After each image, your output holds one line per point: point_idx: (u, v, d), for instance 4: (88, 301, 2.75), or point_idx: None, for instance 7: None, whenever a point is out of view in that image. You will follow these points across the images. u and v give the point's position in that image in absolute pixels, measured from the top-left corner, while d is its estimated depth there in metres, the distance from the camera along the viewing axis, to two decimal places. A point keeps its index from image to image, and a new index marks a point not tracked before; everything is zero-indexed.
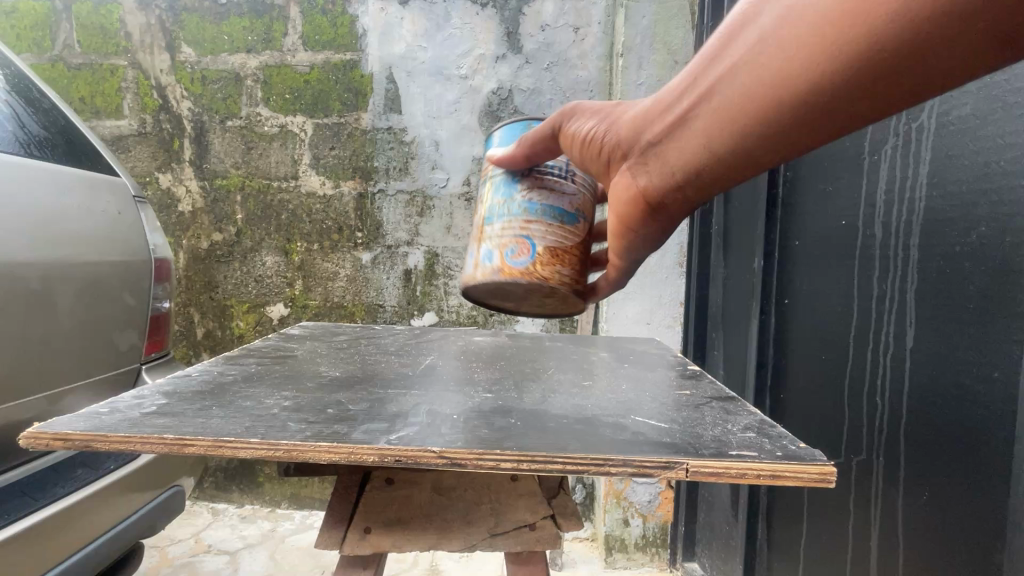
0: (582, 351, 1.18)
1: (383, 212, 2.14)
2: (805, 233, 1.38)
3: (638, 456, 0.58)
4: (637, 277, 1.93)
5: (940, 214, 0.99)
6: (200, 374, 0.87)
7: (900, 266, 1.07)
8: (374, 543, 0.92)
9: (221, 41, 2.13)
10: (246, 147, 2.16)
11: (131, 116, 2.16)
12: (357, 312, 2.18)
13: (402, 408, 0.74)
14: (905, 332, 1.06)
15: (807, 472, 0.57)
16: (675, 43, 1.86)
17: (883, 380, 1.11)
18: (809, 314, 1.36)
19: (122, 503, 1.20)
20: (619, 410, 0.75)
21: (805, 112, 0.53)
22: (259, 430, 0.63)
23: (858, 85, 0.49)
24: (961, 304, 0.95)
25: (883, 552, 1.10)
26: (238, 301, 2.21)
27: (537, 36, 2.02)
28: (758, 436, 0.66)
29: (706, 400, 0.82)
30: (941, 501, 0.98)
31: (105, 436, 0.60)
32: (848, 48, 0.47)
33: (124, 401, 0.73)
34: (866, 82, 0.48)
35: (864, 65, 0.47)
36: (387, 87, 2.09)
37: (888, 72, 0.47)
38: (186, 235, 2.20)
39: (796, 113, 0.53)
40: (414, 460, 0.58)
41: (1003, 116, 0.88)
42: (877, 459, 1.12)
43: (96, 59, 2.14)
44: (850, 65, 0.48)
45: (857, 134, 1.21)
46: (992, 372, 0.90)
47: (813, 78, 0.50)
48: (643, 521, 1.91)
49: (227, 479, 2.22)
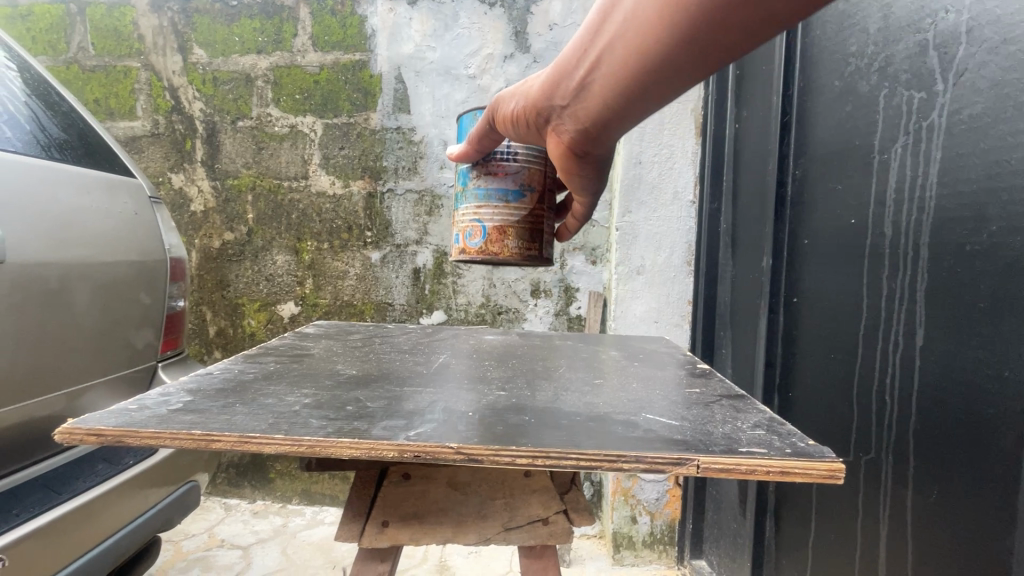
0: (591, 349, 1.20)
1: (392, 212, 2.16)
2: (814, 233, 1.38)
3: (650, 453, 0.59)
4: (646, 276, 1.94)
5: (951, 214, 0.99)
6: (222, 372, 0.89)
7: (910, 265, 1.08)
8: (392, 536, 0.93)
9: (232, 42, 2.16)
10: (257, 147, 2.18)
11: (144, 117, 2.19)
12: (366, 310, 2.20)
13: (418, 405, 0.75)
14: (915, 331, 1.06)
15: (815, 468, 0.58)
16: None
17: (892, 379, 1.11)
18: (818, 312, 1.37)
19: (140, 498, 1.23)
20: (630, 408, 0.76)
21: (664, 72, 0.60)
22: (283, 427, 0.64)
23: (700, 55, 0.56)
24: (972, 303, 0.95)
25: (892, 550, 1.10)
26: (250, 300, 2.23)
27: (545, 36, 2.03)
28: (767, 434, 0.67)
29: (715, 398, 0.83)
30: (950, 500, 0.98)
31: (136, 432, 0.62)
32: (685, 24, 0.54)
33: (151, 398, 0.75)
34: (701, 50, 0.56)
35: (696, 45, 0.56)
36: (396, 87, 2.11)
37: (716, 41, 0.54)
38: (198, 234, 2.23)
39: (659, 75, 0.61)
40: (433, 457, 0.60)
41: (1014, 114, 0.88)
42: (886, 458, 1.12)
43: (110, 61, 2.18)
44: (688, 37, 0.55)
45: (868, 132, 1.21)
46: (1001, 370, 0.90)
47: (662, 57, 0.59)
48: (651, 519, 1.92)
49: (239, 476, 2.26)
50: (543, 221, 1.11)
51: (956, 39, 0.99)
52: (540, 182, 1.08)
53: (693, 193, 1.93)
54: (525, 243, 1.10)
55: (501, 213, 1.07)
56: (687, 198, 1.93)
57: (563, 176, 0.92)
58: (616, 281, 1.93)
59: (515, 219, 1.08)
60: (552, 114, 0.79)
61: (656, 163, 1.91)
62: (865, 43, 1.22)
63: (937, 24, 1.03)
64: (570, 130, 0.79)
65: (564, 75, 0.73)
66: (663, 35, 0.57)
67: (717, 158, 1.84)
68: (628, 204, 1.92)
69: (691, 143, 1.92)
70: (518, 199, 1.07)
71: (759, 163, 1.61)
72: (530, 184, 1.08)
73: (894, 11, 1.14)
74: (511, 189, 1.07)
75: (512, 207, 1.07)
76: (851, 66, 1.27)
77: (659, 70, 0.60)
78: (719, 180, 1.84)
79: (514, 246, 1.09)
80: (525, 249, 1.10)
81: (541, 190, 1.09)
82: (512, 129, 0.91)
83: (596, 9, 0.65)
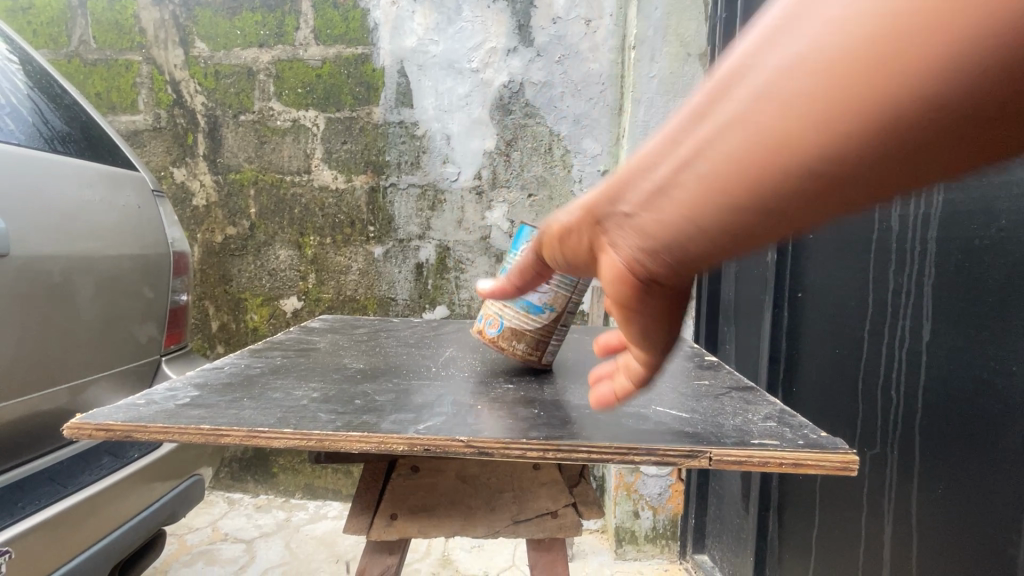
0: (598, 343, 1.19)
1: (395, 206, 2.15)
2: (820, 228, 1.38)
3: (661, 445, 0.59)
4: None
5: (959, 208, 0.99)
6: (230, 366, 0.89)
7: (917, 260, 1.07)
8: (400, 529, 0.94)
9: (234, 36, 2.14)
10: (259, 142, 2.18)
11: (146, 111, 2.18)
12: (369, 305, 2.20)
13: (426, 398, 0.75)
14: (922, 326, 1.06)
15: (828, 459, 0.57)
16: (688, 35, 1.87)
17: (898, 374, 1.11)
18: (824, 308, 1.36)
19: (145, 491, 1.23)
20: (640, 401, 0.76)
21: (782, 233, 0.33)
22: (292, 421, 0.64)
23: (869, 191, 0.29)
24: (980, 298, 0.94)
25: (897, 545, 1.10)
26: (253, 295, 2.23)
27: (548, 29, 2.01)
28: (779, 426, 0.67)
29: (725, 390, 0.82)
30: (956, 496, 0.98)
31: (146, 427, 0.62)
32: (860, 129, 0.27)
33: (159, 393, 0.75)
34: (884, 162, 0.28)
35: (869, 170, 0.29)
36: (399, 81, 2.10)
37: (901, 178, 0.29)
38: (200, 229, 2.23)
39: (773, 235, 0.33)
40: (444, 450, 0.60)
41: None
42: (891, 452, 1.12)
43: (111, 54, 2.16)
44: (864, 141, 0.28)
45: None
46: (1009, 365, 0.89)
47: (805, 174, 0.29)
48: (654, 514, 1.92)
49: (243, 470, 2.26)
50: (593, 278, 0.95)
51: None
52: (568, 299, 0.90)
53: None
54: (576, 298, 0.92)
55: (515, 316, 0.90)
56: None
57: (617, 388, 0.55)
58: None
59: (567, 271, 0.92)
60: (600, 245, 0.40)
61: None
62: None
63: None
64: (626, 300, 0.40)
65: (633, 180, 0.36)
66: (811, 144, 0.28)
67: None
68: None
69: None
70: (534, 314, 0.89)
71: None
72: (555, 301, 0.89)
73: None
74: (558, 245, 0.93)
75: (522, 329, 0.90)
76: None
77: (775, 225, 0.32)
78: None
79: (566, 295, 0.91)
80: (523, 360, 0.92)
81: (567, 302, 0.90)
82: (553, 263, 0.47)
83: (704, 88, 0.32)
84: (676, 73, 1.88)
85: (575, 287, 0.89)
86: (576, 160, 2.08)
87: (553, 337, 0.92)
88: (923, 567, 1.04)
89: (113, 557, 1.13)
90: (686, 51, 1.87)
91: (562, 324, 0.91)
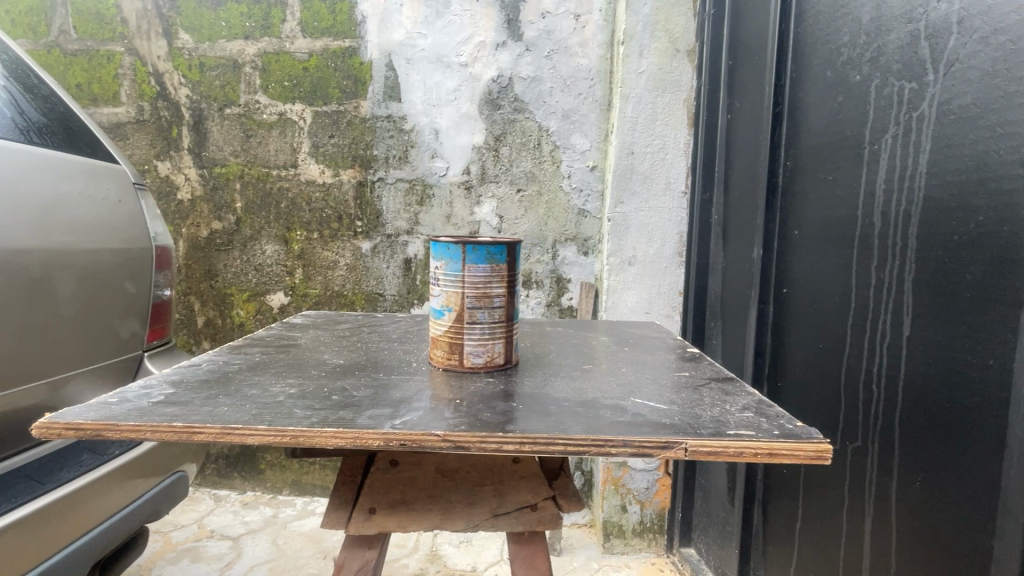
0: (582, 336, 1.19)
1: (383, 201, 2.14)
2: (804, 223, 1.39)
3: (637, 437, 0.59)
4: (637, 267, 1.94)
5: (939, 204, 1.00)
6: (207, 363, 0.88)
7: (898, 256, 1.08)
8: (379, 523, 0.93)
9: (219, 27, 2.11)
10: (245, 135, 2.15)
11: (128, 103, 2.14)
12: (357, 300, 2.19)
13: (405, 393, 0.75)
14: (902, 322, 1.07)
15: (802, 450, 0.58)
16: (677, 30, 1.87)
17: (879, 368, 1.12)
18: (808, 303, 1.37)
19: (129, 487, 1.22)
20: (619, 393, 0.76)
21: None
22: (267, 417, 0.64)
23: None
24: (959, 293, 0.96)
25: (877, 537, 1.11)
26: (239, 290, 2.21)
27: (537, 24, 2.01)
28: (755, 416, 0.68)
29: (705, 381, 0.83)
30: (934, 488, 1.00)
31: (116, 425, 0.61)
32: None
33: (132, 390, 0.74)
34: None
35: None
36: (387, 75, 2.08)
37: None
38: (185, 224, 2.19)
39: None
40: (419, 445, 0.60)
41: (1004, 105, 0.89)
42: (872, 446, 1.14)
43: (92, 45, 2.12)
44: None
45: (859, 122, 1.21)
46: (986, 360, 0.91)
47: None
48: (641, 508, 1.94)
49: (229, 467, 2.24)
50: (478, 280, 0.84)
51: (947, 29, 0.99)
52: (462, 294, 0.85)
53: (685, 183, 1.93)
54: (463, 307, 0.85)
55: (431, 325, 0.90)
56: (679, 188, 1.93)
57: None
58: (608, 272, 1.95)
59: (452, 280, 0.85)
60: None
61: (648, 153, 1.91)
62: (857, 33, 1.22)
63: (928, 13, 1.03)
64: None
65: None
66: None
67: (709, 149, 1.83)
68: (620, 194, 1.92)
69: (683, 134, 1.91)
70: (439, 318, 0.87)
71: (750, 154, 1.61)
72: (450, 301, 0.85)
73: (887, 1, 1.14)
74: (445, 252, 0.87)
75: (434, 335, 0.89)
76: (843, 56, 1.27)
77: None
78: (710, 171, 1.84)
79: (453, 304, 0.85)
80: (445, 365, 0.88)
81: (463, 298, 0.85)
82: None
83: None
84: (664, 69, 1.88)
85: (463, 282, 0.85)
86: (565, 156, 2.08)
87: (464, 336, 0.86)
88: (901, 558, 1.06)
89: (91, 556, 1.11)
90: (675, 47, 1.87)
91: (470, 322, 0.85)
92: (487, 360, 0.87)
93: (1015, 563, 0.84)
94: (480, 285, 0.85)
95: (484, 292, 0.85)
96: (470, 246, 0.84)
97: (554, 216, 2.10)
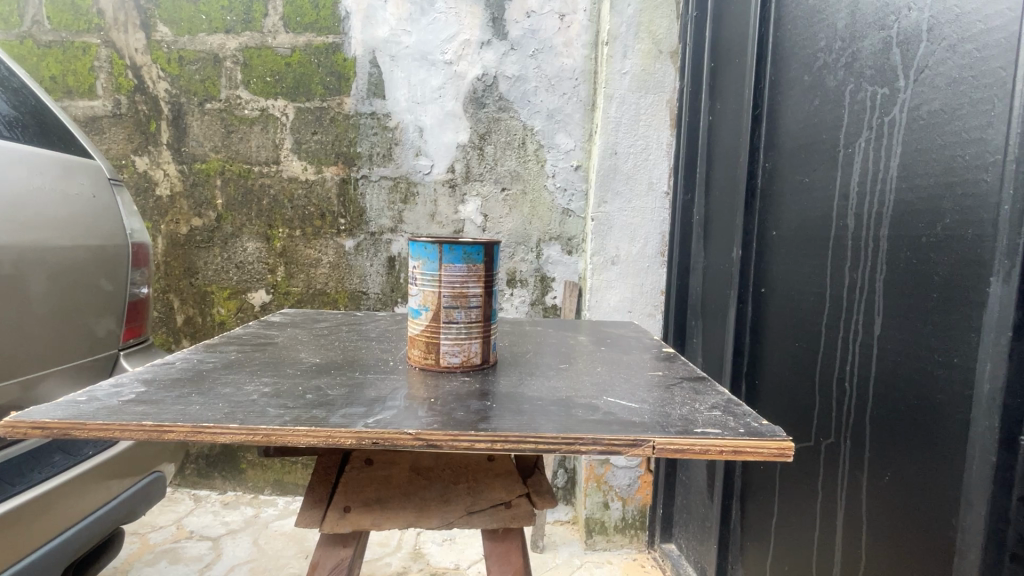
0: (562, 336, 1.20)
1: (367, 199, 2.13)
2: (782, 224, 1.41)
3: (607, 435, 0.60)
4: (620, 266, 1.97)
5: (908, 207, 1.03)
6: (181, 362, 0.87)
7: (870, 257, 1.11)
8: (353, 521, 0.94)
9: (199, 21, 2.08)
10: (226, 131, 2.12)
11: (104, 96, 2.10)
12: (340, 298, 2.17)
13: (380, 392, 0.75)
14: (873, 321, 1.10)
15: (766, 447, 0.60)
16: (660, 32, 1.89)
17: (852, 366, 1.15)
18: (784, 303, 1.40)
19: (103, 489, 1.20)
20: (593, 392, 0.77)
21: None
22: (239, 416, 0.64)
23: None
24: (926, 293, 0.98)
25: (848, 531, 1.14)
26: (219, 288, 2.18)
27: (522, 23, 2.01)
28: (723, 414, 0.69)
29: (677, 380, 0.85)
30: (902, 483, 1.02)
31: (84, 424, 0.61)
32: None
33: (102, 389, 0.73)
34: None
35: None
36: (371, 71, 2.07)
37: None
38: (164, 220, 2.16)
39: None
40: (392, 443, 0.60)
41: (969, 111, 0.91)
42: (845, 442, 1.17)
43: (67, 37, 2.07)
44: None
45: (834, 126, 1.24)
46: (951, 357, 0.93)
47: None
48: (622, 504, 1.97)
49: (209, 467, 2.22)
50: (454, 280, 0.85)
51: (917, 36, 1.01)
52: (439, 294, 0.85)
53: (667, 184, 1.95)
54: (439, 307, 0.85)
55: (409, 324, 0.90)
56: (661, 188, 1.95)
57: None
58: (591, 271, 1.97)
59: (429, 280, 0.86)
60: None
61: (632, 154, 1.93)
62: (833, 38, 1.25)
63: (900, 20, 1.05)
64: None
65: None
66: None
67: (691, 150, 1.86)
68: (604, 194, 1.94)
69: (666, 135, 1.93)
70: (416, 318, 0.87)
71: (731, 156, 1.64)
72: (427, 300, 0.86)
73: (861, 8, 1.16)
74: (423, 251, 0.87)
75: (412, 334, 0.89)
76: (820, 61, 1.29)
77: None
78: (692, 171, 1.87)
79: (428, 304, 0.86)
80: (421, 364, 0.88)
81: (440, 297, 0.85)
82: None
83: None
84: (648, 69, 1.90)
85: (440, 281, 0.85)
86: (549, 155, 2.08)
87: (440, 335, 0.86)
88: (870, 551, 1.09)
89: (67, 556, 1.10)
90: (658, 48, 1.89)
91: (447, 321, 0.85)
92: (463, 360, 0.87)
93: (977, 554, 0.85)
94: (457, 285, 0.85)
95: (462, 292, 0.85)
96: (448, 246, 0.84)
97: (539, 215, 2.11)
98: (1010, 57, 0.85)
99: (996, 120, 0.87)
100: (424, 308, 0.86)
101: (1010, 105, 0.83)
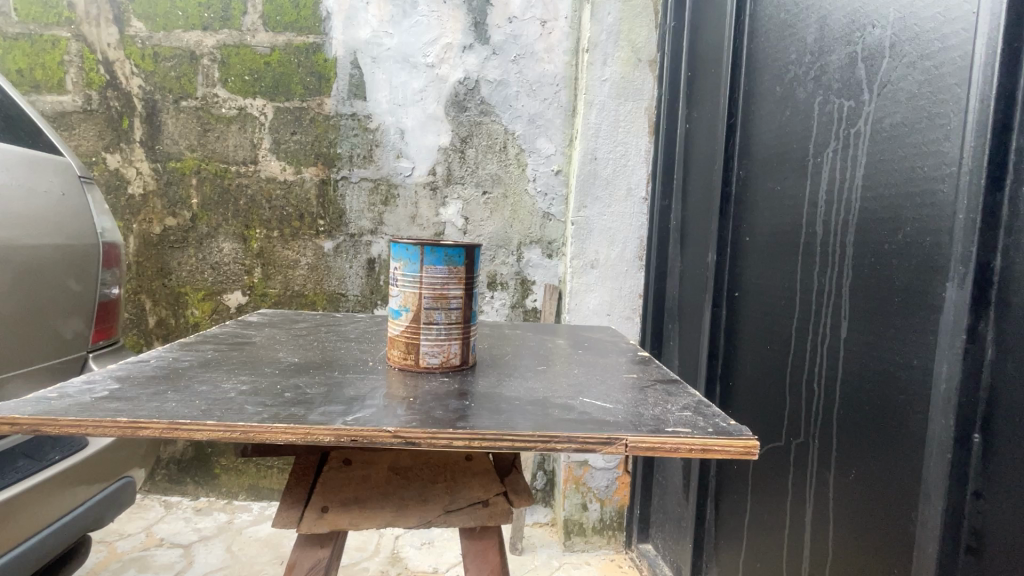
0: (540, 338, 1.22)
1: (347, 200, 2.11)
2: (755, 230, 1.46)
3: (583, 433, 0.62)
4: (598, 270, 2.00)
5: (872, 215, 1.07)
6: (156, 360, 0.85)
7: (837, 263, 1.15)
8: (331, 521, 0.93)
9: (175, 17, 2.04)
10: (203, 129, 2.08)
11: (75, 91, 2.04)
12: (318, 300, 2.15)
13: (359, 391, 0.75)
14: (839, 324, 1.14)
15: (732, 445, 0.63)
16: (640, 40, 1.93)
17: (820, 367, 1.19)
18: (757, 305, 1.44)
19: (67, 497, 1.15)
20: (569, 392, 0.79)
21: None
22: (216, 413, 0.63)
23: None
24: (888, 298, 1.03)
25: (816, 527, 1.18)
26: (193, 288, 2.13)
27: (504, 28, 2.03)
28: (693, 414, 0.72)
29: (650, 382, 0.87)
30: (867, 481, 1.06)
31: (55, 420, 0.60)
32: None
33: (74, 386, 0.71)
34: None
35: None
36: (352, 72, 2.06)
37: None
38: (136, 218, 2.10)
39: None
40: (369, 440, 0.61)
41: (928, 125, 0.96)
42: (813, 442, 1.21)
43: (35, 29, 2.01)
44: None
45: (804, 133, 1.28)
46: (911, 360, 0.97)
47: None
48: (600, 506, 1.99)
49: (181, 472, 2.16)
50: (438, 280, 0.86)
51: (881, 52, 1.06)
52: (420, 295, 0.86)
53: (646, 190, 1.99)
54: (420, 307, 0.86)
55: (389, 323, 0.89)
56: (640, 194, 1.99)
57: None
58: (570, 274, 2.00)
59: (414, 281, 0.86)
60: None
61: (611, 160, 1.96)
62: (803, 52, 1.30)
63: (865, 37, 1.10)
64: None
65: None
66: None
67: (669, 157, 1.90)
68: (583, 198, 1.97)
69: (644, 141, 1.97)
70: (396, 319, 0.88)
71: (706, 164, 1.68)
72: (407, 301, 0.86)
73: (829, 23, 1.21)
74: (407, 254, 0.86)
75: (391, 335, 0.89)
76: (791, 73, 1.34)
77: None
78: (670, 178, 1.90)
79: (410, 306, 0.86)
80: (401, 365, 0.89)
81: (420, 298, 0.86)
82: None
83: None
84: (628, 77, 1.94)
85: (422, 282, 0.86)
86: (530, 159, 2.10)
87: (421, 336, 0.87)
88: (836, 546, 1.12)
89: (28, 567, 1.06)
90: (637, 56, 1.92)
91: (427, 322, 0.86)
92: (443, 360, 0.88)
93: (934, 547, 0.88)
94: (438, 286, 0.86)
95: (442, 293, 0.86)
96: (429, 248, 0.85)
97: (519, 218, 2.13)
98: (965, 74, 0.89)
99: (952, 134, 0.91)
100: (406, 307, 0.86)
101: (964, 120, 0.88)
